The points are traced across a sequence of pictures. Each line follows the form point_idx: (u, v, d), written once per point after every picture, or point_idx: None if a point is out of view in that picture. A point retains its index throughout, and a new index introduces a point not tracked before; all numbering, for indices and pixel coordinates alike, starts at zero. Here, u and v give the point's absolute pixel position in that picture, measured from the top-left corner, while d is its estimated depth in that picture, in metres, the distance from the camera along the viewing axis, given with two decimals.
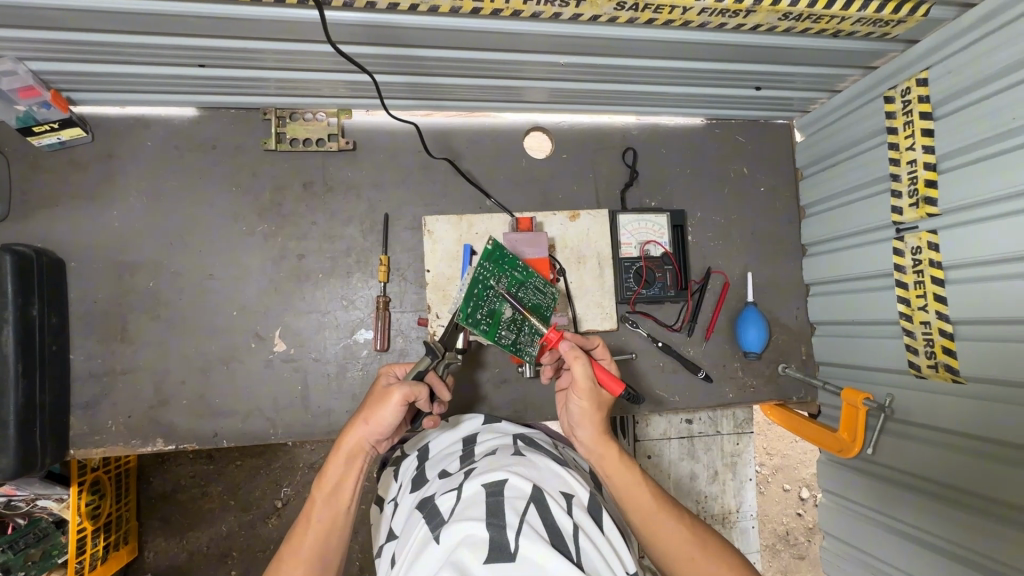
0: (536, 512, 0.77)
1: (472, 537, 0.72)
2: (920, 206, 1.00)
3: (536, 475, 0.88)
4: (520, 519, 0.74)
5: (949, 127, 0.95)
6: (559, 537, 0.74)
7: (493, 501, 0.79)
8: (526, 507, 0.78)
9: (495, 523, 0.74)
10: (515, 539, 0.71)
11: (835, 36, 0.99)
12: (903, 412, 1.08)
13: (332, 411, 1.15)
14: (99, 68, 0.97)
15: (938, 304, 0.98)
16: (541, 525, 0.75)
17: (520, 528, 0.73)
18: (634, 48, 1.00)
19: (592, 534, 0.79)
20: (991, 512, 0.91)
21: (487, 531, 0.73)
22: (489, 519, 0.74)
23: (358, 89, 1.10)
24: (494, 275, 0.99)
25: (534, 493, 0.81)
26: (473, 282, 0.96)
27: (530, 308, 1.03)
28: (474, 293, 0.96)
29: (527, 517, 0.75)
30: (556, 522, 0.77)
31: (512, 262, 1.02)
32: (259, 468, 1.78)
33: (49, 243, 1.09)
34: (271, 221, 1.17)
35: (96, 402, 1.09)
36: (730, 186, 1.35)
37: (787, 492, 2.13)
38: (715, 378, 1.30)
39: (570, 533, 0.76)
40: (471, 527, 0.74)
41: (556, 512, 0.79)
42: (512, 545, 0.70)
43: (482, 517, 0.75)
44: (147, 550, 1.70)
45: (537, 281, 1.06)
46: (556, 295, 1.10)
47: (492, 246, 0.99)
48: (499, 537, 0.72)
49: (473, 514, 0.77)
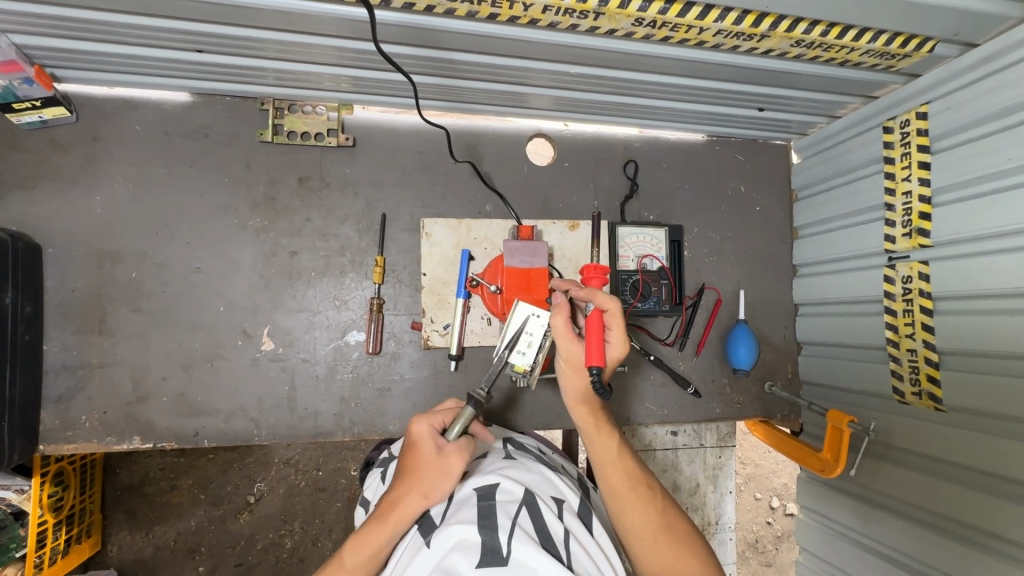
0: (527, 515, 0.77)
1: (464, 541, 0.71)
2: (913, 236, 1.03)
3: (527, 478, 0.88)
4: (511, 522, 0.74)
5: (946, 162, 0.97)
6: (551, 541, 0.74)
7: (484, 504, 0.78)
8: (517, 510, 0.77)
9: (487, 527, 0.73)
10: (507, 542, 0.71)
11: (842, 64, 1.00)
12: (885, 434, 1.11)
13: (319, 413, 1.12)
14: (91, 46, 0.92)
15: (926, 333, 1.01)
16: (532, 528, 0.75)
17: (512, 531, 0.72)
18: (644, 63, 1.00)
19: (582, 537, 0.79)
20: (964, 537, 0.94)
21: (479, 534, 0.72)
22: (480, 522, 0.74)
23: (361, 85, 1.07)
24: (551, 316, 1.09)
25: (525, 497, 0.80)
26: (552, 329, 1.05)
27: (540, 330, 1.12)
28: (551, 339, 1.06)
29: (518, 520, 0.75)
30: (547, 526, 0.76)
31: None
32: (232, 463, 1.73)
33: (24, 227, 1.03)
34: (265, 216, 1.13)
35: (69, 395, 1.04)
36: (727, 203, 1.37)
37: (758, 501, 2.18)
38: (704, 393, 1.32)
39: (560, 536, 0.76)
40: (462, 531, 0.73)
41: (547, 515, 0.79)
42: (505, 548, 0.70)
43: (474, 520, 0.74)
44: (110, 543, 1.64)
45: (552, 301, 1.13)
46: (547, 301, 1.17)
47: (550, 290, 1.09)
48: (491, 540, 0.71)
49: (464, 517, 0.76)
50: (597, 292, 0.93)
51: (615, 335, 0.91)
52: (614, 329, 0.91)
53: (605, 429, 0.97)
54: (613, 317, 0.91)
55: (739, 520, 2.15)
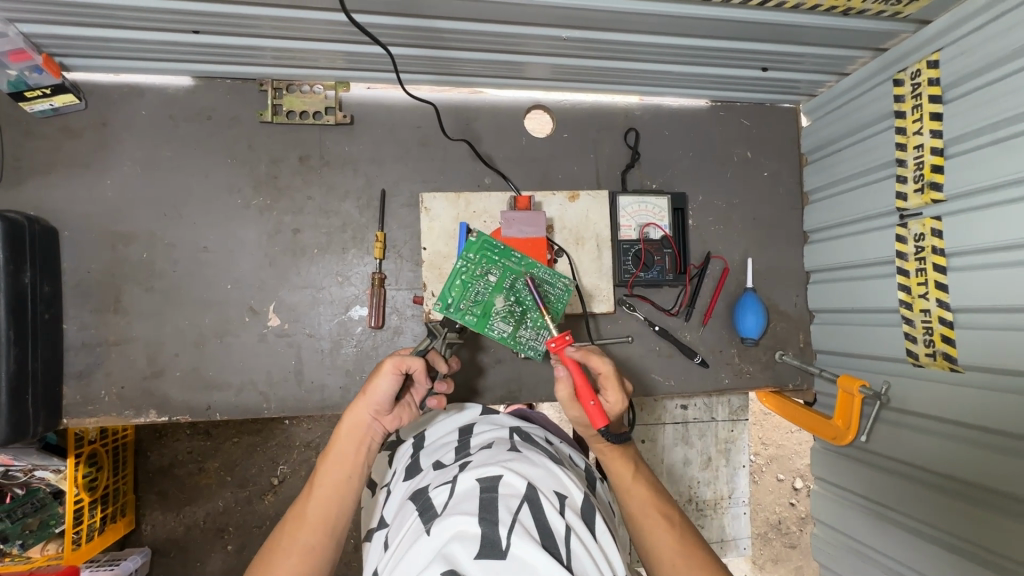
0: (529, 512, 0.74)
1: (463, 532, 0.70)
2: (926, 192, 0.98)
3: (530, 470, 0.85)
4: (512, 517, 0.72)
5: (957, 112, 0.93)
6: (551, 538, 0.72)
7: (487, 497, 0.76)
8: (519, 506, 0.75)
9: (487, 519, 0.71)
10: (506, 535, 0.69)
11: (845, 14, 0.97)
12: (900, 401, 1.07)
13: (325, 386, 1.15)
14: (94, 32, 0.95)
15: (939, 292, 0.97)
16: (533, 525, 0.73)
17: (512, 525, 0.70)
18: (635, 23, 0.98)
19: (584, 535, 0.76)
20: (984, 501, 0.90)
21: (479, 526, 0.71)
22: (481, 515, 0.72)
23: (357, 61, 1.08)
24: (484, 265, 1.04)
25: (528, 492, 0.78)
26: (456, 272, 1.03)
27: (528, 299, 1.05)
28: (457, 283, 1.04)
29: (519, 516, 0.73)
30: (549, 522, 0.74)
31: (506, 253, 1.05)
32: (254, 445, 1.79)
33: (42, 211, 1.08)
34: (267, 195, 1.15)
35: (89, 371, 1.09)
36: (733, 169, 1.33)
37: (781, 482, 2.15)
38: (711, 363, 1.29)
39: (562, 533, 0.74)
40: (463, 523, 0.71)
41: (549, 510, 0.76)
42: (503, 541, 0.68)
43: (475, 512, 0.73)
44: (144, 522, 1.72)
45: (539, 271, 1.06)
46: (568, 287, 1.07)
47: (477, 238, 1.04)
48: (491, 533, 0.70)
49: (465, 509, 0.74)
50: (591, 355, 0.95)
51: (611, 395, 0.96)
52: (611, 388, 0.95)
53: (623, 458, 0.99)
54: (609, 379, 0.95)
55: (761, 500, 2.12)
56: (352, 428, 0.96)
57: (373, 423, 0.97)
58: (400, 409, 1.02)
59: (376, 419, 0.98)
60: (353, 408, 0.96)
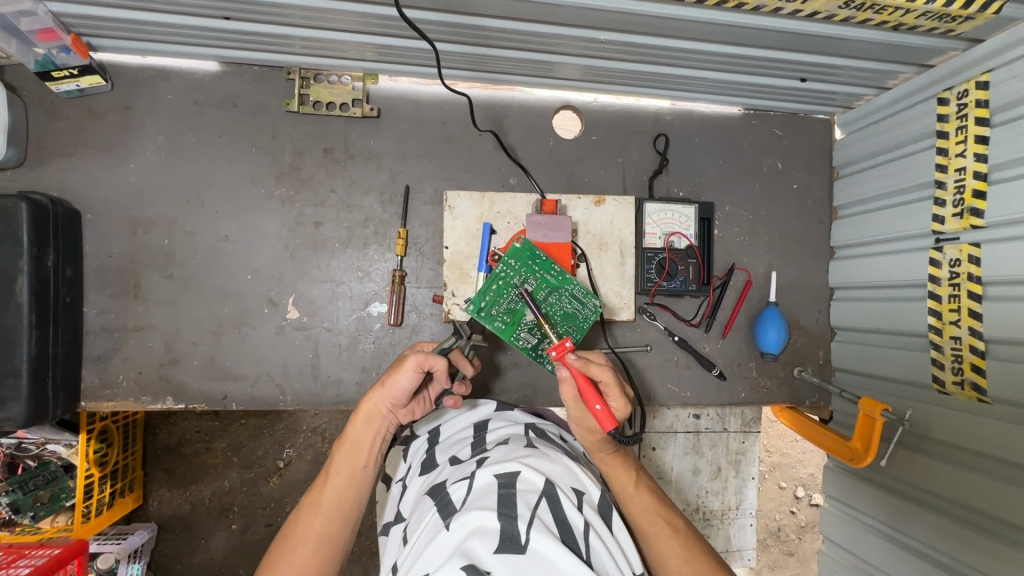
0: (548, 508, 0.74)
1: (482, 527, 0.69)
2: (965, 217, 0.96)
3: (548, 466, 0.84)
4: (531, 512, 0.71)
5: (1007, 136, 0.90)
6: (570, 534, 0.72)
7: (505, 492, 0.75)
8: (537, 501, 0.74)
9: (506, 514, 0.71)
10: (526, 530, 0.69)
11: (895, 28, 0.93)
12: (921, 425, 1.05)
13: (341, 381, 1.14)
14: (123, 14, 0.93)
15: (972, 320, 0.95)
16: (552, 521, 0.72)
17: (531, 520, 0.70)
18: (677, 28, 0.95)
19: (602, 533, 0.76)
20: (1004, 535, 0.89)
21: (497, 520, 0.70)
22: (500, 510, 0.71)
23: (386, 54, 1.06)
24: (520, 275, 1.04)
25: (546, 488, 0.77)
26: (492, 277, 1.03)
27: (557, 314, 1.06)
28: (491, 288, 1.03)
29: (538, 511, 0.72)
30: (567, 518, 0.74)
31: (544, 264, 1.05)
32: (262, 429, 1.79)
33: (64, 193, 1.08)
34: (290, 186, 1.14)
35: (107, 355, 1.09)
36: (762, 180, 1.31)
37: (783, 490, 2.14)
38: (729, 376, 1.28)
39: (580, 529, 0.73)
40: (481, 517, 0.71)
41: (568, 507, 0.76)
42: (522, 536, 0.68)
43: (493, 507, 0.72)
44: (151, 499, 1.74)
45: (574, 290, 1.06)
46: (599, 307, 1.07)
47: (518, 246, 1.04)
48: (510, 528, 0.69)
49: (482, 504, 0.74)
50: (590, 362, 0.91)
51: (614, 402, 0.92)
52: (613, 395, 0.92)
53: (623, 465, 0.96)
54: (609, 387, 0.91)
55: (762, 507, 2.12)
56: (368, 417, 0.96)
57: (388, 414, 0.97)
58: (415, 404, 1.02)
59: (392, 410, 0.97)
60: (371, 397, 0.95)
